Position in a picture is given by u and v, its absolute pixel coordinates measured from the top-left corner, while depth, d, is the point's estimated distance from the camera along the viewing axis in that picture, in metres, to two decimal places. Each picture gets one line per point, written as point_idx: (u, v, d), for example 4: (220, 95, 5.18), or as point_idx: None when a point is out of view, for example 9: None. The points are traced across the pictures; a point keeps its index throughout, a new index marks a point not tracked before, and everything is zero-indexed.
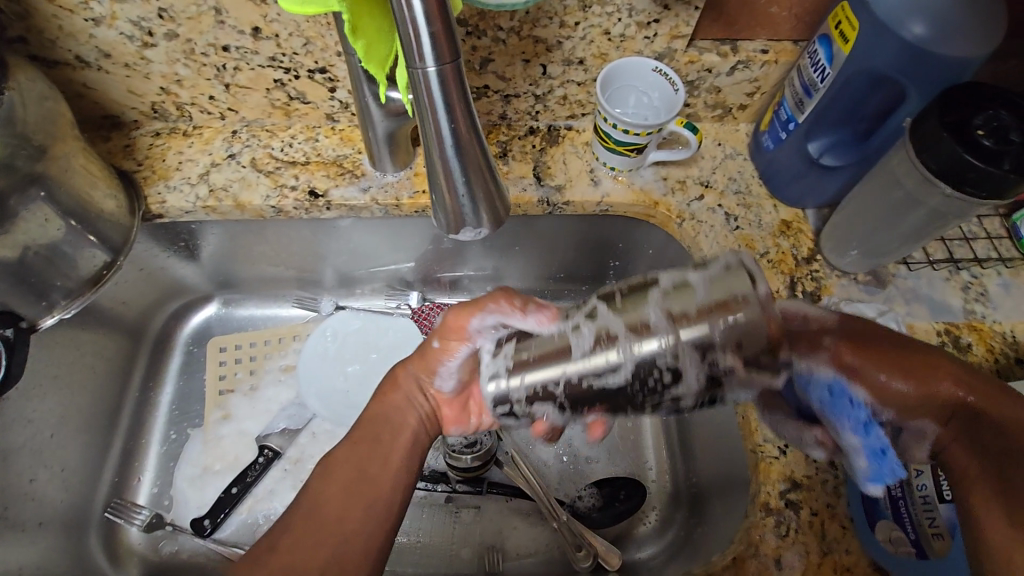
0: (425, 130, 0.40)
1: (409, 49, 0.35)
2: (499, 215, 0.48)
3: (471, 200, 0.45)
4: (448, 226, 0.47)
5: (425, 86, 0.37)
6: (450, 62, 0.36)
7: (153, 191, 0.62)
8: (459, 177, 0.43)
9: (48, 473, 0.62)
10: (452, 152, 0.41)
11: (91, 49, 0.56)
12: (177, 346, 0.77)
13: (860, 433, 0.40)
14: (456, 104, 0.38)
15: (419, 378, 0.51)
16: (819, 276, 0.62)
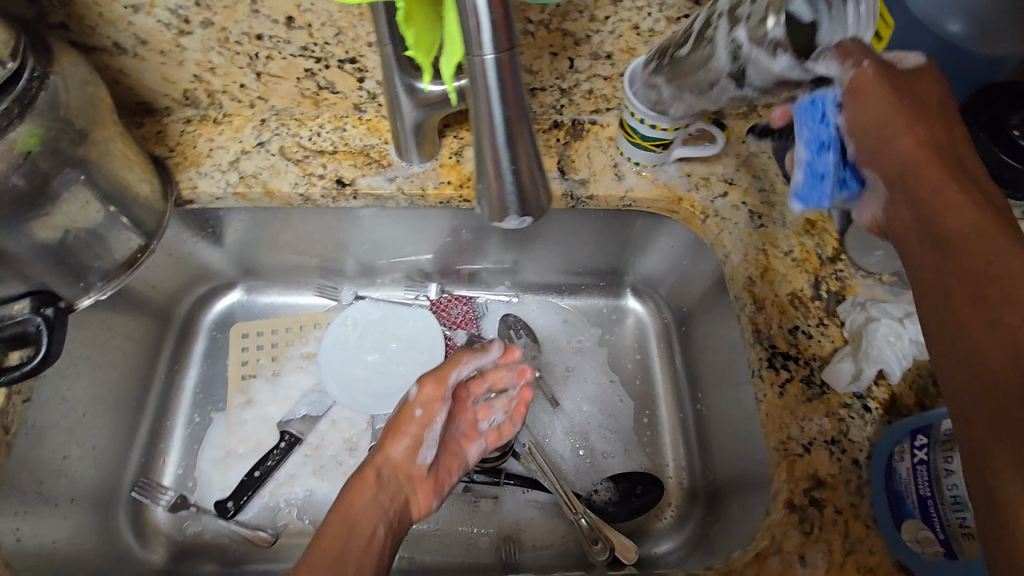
0: (477, 121, 0.38)
1: (468, 31, 0.33)
2: (544, 218, 0.45)
3: (518, 199, 0.42)
4: (492, 220, 0.44)
5: (482, 72, 0.35)
6: (508, 50, 0.34)
7: (185, 177, 0.63)
8: (508, 172, 0.40)
9: (80, 451, 0.64)
10: (503, 145, 0.39)
11: (129, 35, 0.57)
12: (202, 331, 0.79)
13: (811, 148, 0.45)
14: (511, 93, 0.36)
15: (391, 469, 0.58)
16: (843, 275, 0.61)
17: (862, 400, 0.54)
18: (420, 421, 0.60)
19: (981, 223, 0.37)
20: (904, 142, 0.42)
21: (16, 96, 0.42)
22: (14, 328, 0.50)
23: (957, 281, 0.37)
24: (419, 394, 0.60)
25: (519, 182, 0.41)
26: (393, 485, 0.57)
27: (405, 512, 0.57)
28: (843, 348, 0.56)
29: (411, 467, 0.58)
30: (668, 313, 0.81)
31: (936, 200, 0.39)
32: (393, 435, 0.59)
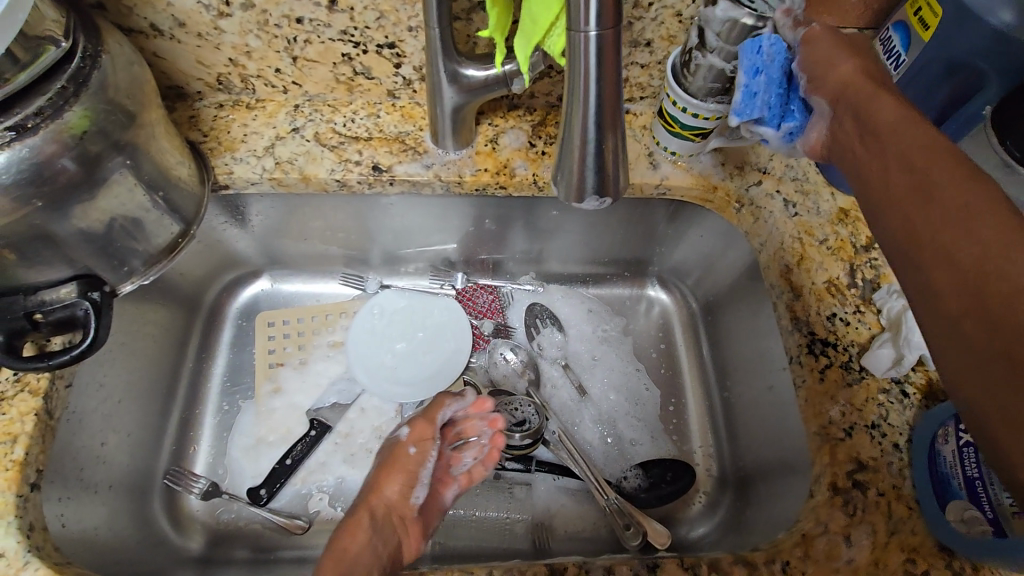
0: (571, 93, 0.41)
1: (575, 11, 0.36)
2: (621, 191, 0.48)
3: (598, 172, 0.45)
4: (569, 195, 0.48)
5: (583, 50, 0.38)
6: (610, 28, 0.37)
7: (221, 162, 0.62)
8: (592, 146, 0.44)
9: (115, 438, 0.64)
10: (593, 118, 0.42)
11: (168, 17, 0.56)
12: (228, 319, 0.78)
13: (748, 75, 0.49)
14: (608, 70, 0.39)
15: (385, 502, 0.59)
16: (878, 264, 0.62)
17: (900, 386, 0.55)
18: (412, 460, 0.62)
19: (908, 122, 0.39)
20: (840, 70, 0.45)
21: (70, 75, 0.44)
22: (63, 312, 0.49)
23: (902, 178, 0.37)
24: (411, 435, 0.64)
25: (601, 155, 0.44)
26: (388, 521, 0.58)
27: (398, 550, 0.57)
28: (881, 335, 0.57)
29: (405, 506, 0.60)
30: (694, 302, 0.82)
31: (867, 114, 0.41)
32: (386, 476, 0.61)
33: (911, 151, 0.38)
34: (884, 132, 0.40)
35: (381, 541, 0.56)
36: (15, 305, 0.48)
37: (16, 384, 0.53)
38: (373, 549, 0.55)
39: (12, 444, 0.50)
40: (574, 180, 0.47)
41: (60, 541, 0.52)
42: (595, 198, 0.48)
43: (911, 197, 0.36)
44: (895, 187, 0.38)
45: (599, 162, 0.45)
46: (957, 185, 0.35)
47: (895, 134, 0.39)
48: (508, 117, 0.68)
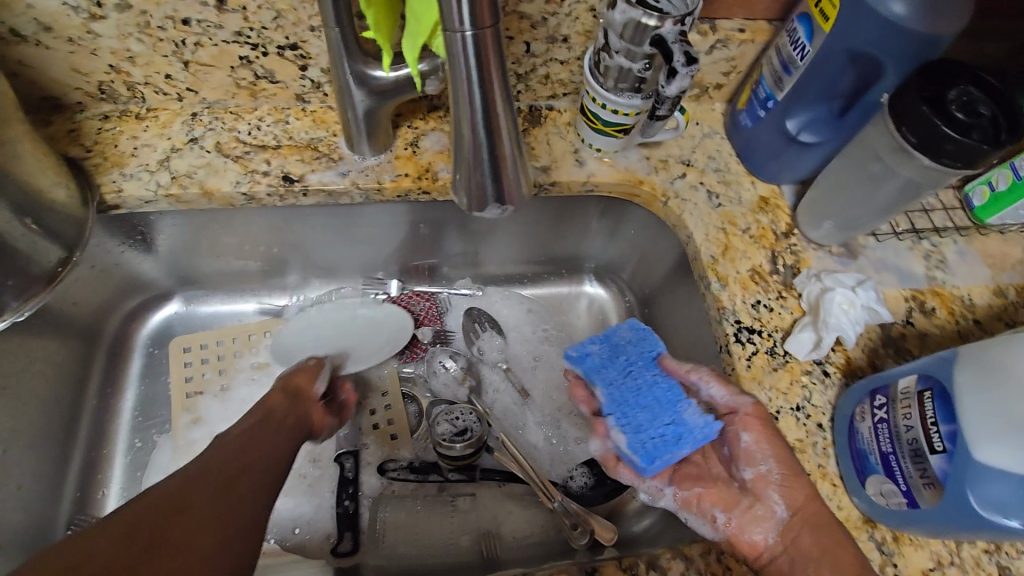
0: (456, 95, 0.39)
1: (448, 10, 0.34)
2: (523, 196, 0.47)
3: (496, 177, 0.44)
4: (471, 203, 0.45)
5: (461, 50, 0.36)
6: (488, 26, 0.36)
7: (107, 179, 0.57)
8: (487, 152, 0.42)
9: (5, 492, 0.57)
10: (484, 123, 0.40)
11: (30, 21, 0.50)
12: (137, 348, 0.72)
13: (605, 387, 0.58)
14: (491, 71, 0.38)
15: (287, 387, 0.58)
16: (797, 250, 0.64)
17: (821, 366, 0.57)
18: (311, 370, 0.62)
19: (815, 498, 0.50)
20: (789, 489, 0.50)
21: None
22: None
23: None
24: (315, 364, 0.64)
25: (497, 160, 0.43)
26: (298, 398, 0.56)
27: (304, 414, 0.55)
28: (802, 319, 0.59)
29: (305, 391, 0.59)
30: (630, 296, 0.82)
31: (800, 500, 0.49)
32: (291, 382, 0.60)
33: (818, 543, 0.48)
34: (815, 511, 0.49)
35: (292, 409, 0.55)
36: None
37: None
38: (288, 408, 0.54)
39: None
40: (473, 187, 0.45)
41: None
42: (496, 206, 0.46)
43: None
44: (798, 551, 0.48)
45: (496, 168, 0.43)
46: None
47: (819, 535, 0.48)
48: (429, 119, 0.65)
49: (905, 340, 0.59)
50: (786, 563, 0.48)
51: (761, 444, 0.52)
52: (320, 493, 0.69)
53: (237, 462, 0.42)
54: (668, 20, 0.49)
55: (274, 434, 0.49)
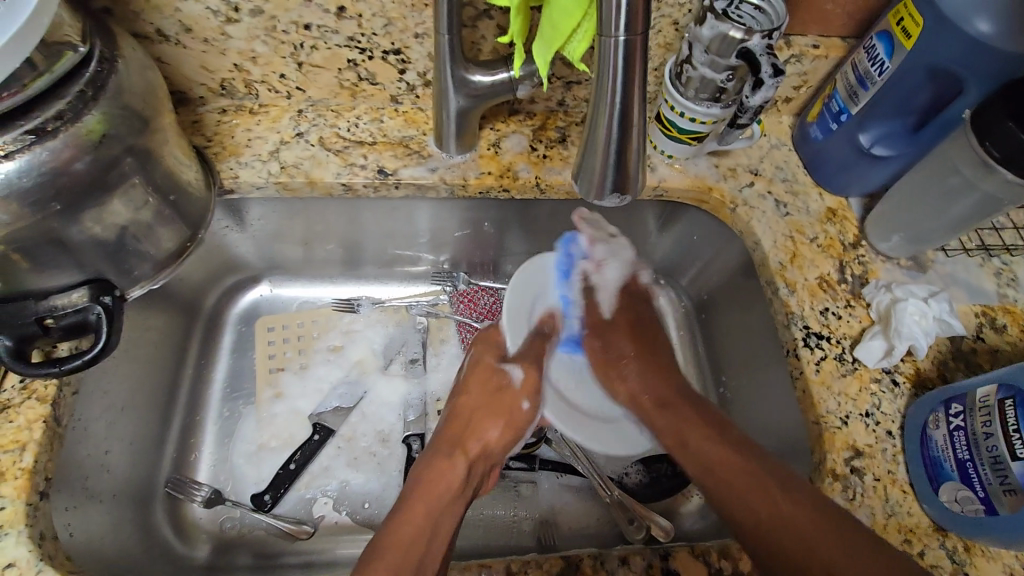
0: (598, 94, 0.43)
1: (606, 16, 0.38)
2: (640, 188, 0.51)
3: (620, 170, 0.48)
4: (591, 192, 0.51)
5: (612, 54, 0.40)
6: (639, 33, 0.39)
7: (225, 166, 0.63)
8: (615, 145, 0.46)
9: (118, 446, 0.63)
10: (617, 119, 0.44)
11: (175, 22, 0.56)
12: (227, 325, 0.77)
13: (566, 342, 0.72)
14: (634, 73, 0.41)
15: (484, 433, 0.66)
16: (865, 260, 0.65)
17: (891, 375, 0.58)
18: (525, 416, 0.68)
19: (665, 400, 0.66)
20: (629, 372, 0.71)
21: (88, 79, 0.44)
22: (74, 317, 0.49)
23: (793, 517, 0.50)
24: (515, 357, 0.70)
25: (623, 155, 0.47)
26: (483, 466, 0.64)
27: (478, 491, 0.63)
28: (871, 328, 0.61)
29: (497, 453, 0.66)
30: (687, 301, 0.83)
31: (647, 336, 0.74)
32: (482, 410, 0.68)
33: (664, 367, 0.71)
34: (657, 342, 0.74)
35: (473, 477, 0.62)
36: (24, 310, 0.47)
37: (22, 391, 0.52)
38: (468, 485, 0.60)
39: (20, 452, 0.50)
40: (596, 177, 0.50)
41: (71, 550, 0.51)
42: (615, 196, 0.51)
43: (663, 403, 0.66)
44: (657, 373, 0.70)
45: (620, 162, 0.48)
46: (703, 411, 0.63)
47: (658, 355, 0.72)
48: (510, 122, 0.69)
49: (976, 354, 0.59)
50: (653, 396, 0.67)
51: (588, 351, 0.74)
52: (388, 472, 0.71)
53: (405, 534, 0.52)
54: (755, 34, 0.52)
55: (455, 491, 0.59)
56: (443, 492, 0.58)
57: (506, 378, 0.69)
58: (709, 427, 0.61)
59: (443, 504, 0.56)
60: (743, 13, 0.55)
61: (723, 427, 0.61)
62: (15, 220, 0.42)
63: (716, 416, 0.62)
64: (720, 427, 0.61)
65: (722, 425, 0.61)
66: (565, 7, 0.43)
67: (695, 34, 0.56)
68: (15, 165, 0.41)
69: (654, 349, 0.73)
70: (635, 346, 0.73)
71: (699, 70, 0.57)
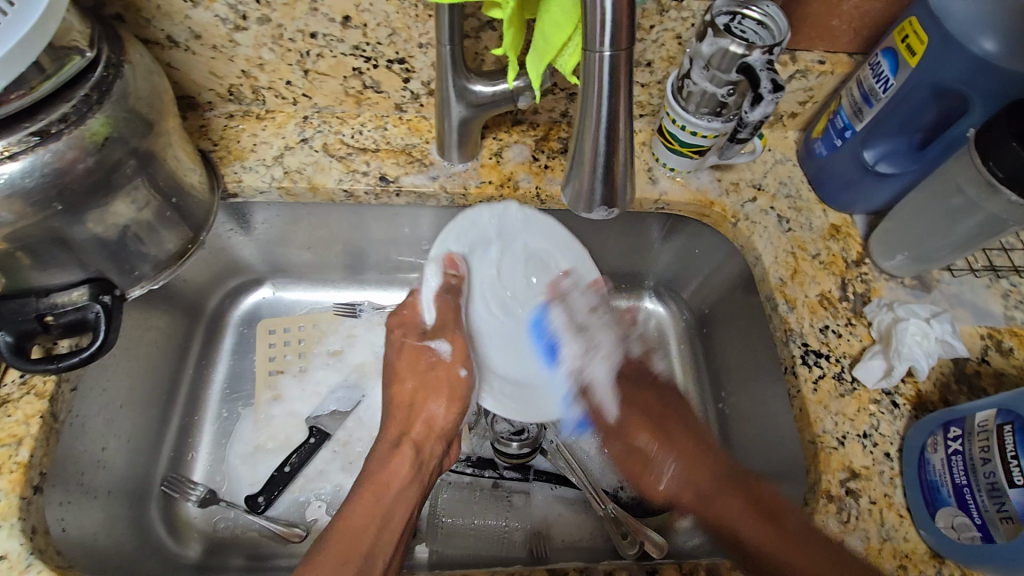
0: (584, 109, 0.44)
1: (591, 33, 0.39)
2: (627, 203, 0.50)
3: (608, 184, 0.48)
4: (580, 204, 0.50)
5: (598, 68, 0.40)
6: (624, 49, 0.40)
7: (230, 170, 0.64)
8: (603, 159, 0.46)
9: (116, 443, 0.64)
10: (605, 133, 0.44)
11: (184, 29, 0.58)
12: (230, 326, 0.79)
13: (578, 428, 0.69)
14: (620, 89, 0.42)
15: (433, 409, 0.62)
16: (867, 278, 0.65)
17: (891, 396, 0.57)
18: (464, 384, 0.62)
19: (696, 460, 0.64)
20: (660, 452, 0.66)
21: (94, 83, 0.45)
22: (74, 315, 0.50)
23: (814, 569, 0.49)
24: (438, 330, 0.63)
25: (610, 167, 0.47)
26: (429, 448, 0.61)
27: (433, 478, 0.61)
28: (872, 347, 0.60)
29: (450, 432, 0.63)
30: (689, 315, 0.82)
31: (670, 414, 0.68)
32: (422, 391, 0.63)
33: (699, 447, 0.65)
34: (671, 422, 0.67)
35: (422, 466, 0.59)
36: (25, 307, 0.48)
37: (22, 386, 0.53)
38: (415, 475, 0.58)
39: (16, 446, 0.50)
40: (583, 191, 0.49)
41: (62, 545, 0.52)
42: (603, 209, 0.50)
43: (733, 481, 0.60)
44: (691, 474, 0.63)
45: (608, 174, 0.47)
46: (744, 488, 0.58)
47: (692, 435, 0.66)
48: (513, 132, 0.70)
49: (980, 377, 0.58)
50: (698, 487, 0.62)
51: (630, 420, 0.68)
52: None
53: (354, 523, 0.53)
54: (756, 49, 0.52)
55: (400, 474, 0.57)
56: (393, 486, 0.56)
57: (435, 354, 0.63)
58: (760, 510, 0.55)
59: (392, 496, 0.56)
60: (746, 29, 0.55)
61: (775, 514, 0.54)
62: (17, 219, 0.43)
63: (761, 496, 0.56)
64: (761, 508, 0.55)
65: (763, 501, 0.56)
66: (557, 20, 0.44)
67: (695, 51, 0.57)
68: (19, 165, 0.42)
69: (682, 420, 0.67)
70: (654, 438, 0.67)
71: (699, 86, 0.58)
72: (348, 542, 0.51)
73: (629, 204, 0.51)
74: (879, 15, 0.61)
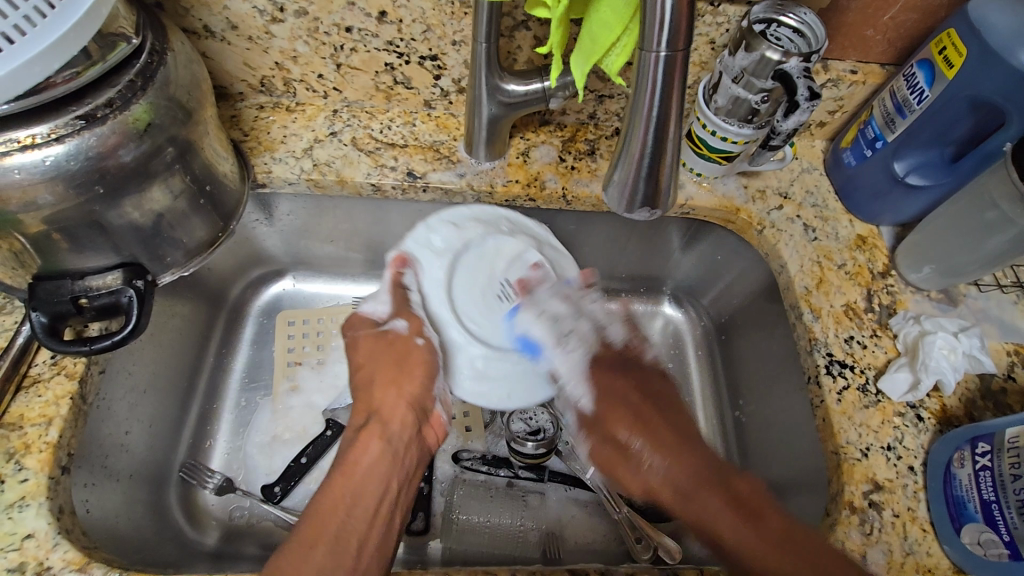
0: (635, 109, 0.44)
1: (649, 31, 0.39)
2: (670, 204, 0.51)
3: (651, 183, 0.48)
4: (621, 204, 0.51)
5: (652, 67, 0.40)
6: (681, 50, 0.40)
7: (260, 161, 0.65)
8: (648, 160, 0.46)
9: (139, 427, 0.64)
10: (653, 134, 0.45)
11: (222, 19, 0.58)
12: (250, 316, 0.79)
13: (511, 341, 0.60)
14: (673, 89, 0.42)
15: (392, 390, 0.58)
16: (893, 290, 0.64)
17: (915, 409, 0.57)
18: (423, 352, 0.58)
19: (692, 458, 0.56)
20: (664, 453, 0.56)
21: (138, 70, 0.46)
22: (108, 298, 0.51)
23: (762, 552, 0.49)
24: (394, 310, 0.60)
25: (656, 168, 0.47)
26: (396, 430, 0.57)
27: (414, 449, 0.58)
28: (897, 359, 0.59)
29: (422, 399, 0.59)
30: (708, 321, 0.82)
31: (640, 389, 0.60)
32: (377, 368, 0.59)
33: (684, 440, 0.57)
34: (650, 411, 0.59)
35: (392, 451, 0.55)
36: (61, 289, 0.49)
37: (53, 367, 0.54)
38: (375, 461, 0.54)
39: (47, 426, 0.51)
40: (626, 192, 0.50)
41: (87, 526, 0.52)
42: (646, 210, 0.51)
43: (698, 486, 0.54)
44: (678, 449, 0.56)
45: (654, 175, 0.47)
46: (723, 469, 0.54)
47: (681, 432, 0.57)
48: (540, 132, 0.70)
49: (1006, 394, 0.58)
50: (653, 446, 0.57)
51: (642, 438, 0.57)
52: None
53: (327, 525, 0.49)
54: (793, 57, 0.52)
55: (357, 456, 0.54)
56: (361, 467, 0.53)
57: (390, 329, 0.59)
58: (740, 512, 0.51)
59: (358, 481, 0.52)
60: (782, 35, 0.54)
61: (755, 511, 0.51)
62: (59, 201, 0.44)
63: (739, 491, 0.53)
64: (741, 506, 0.52)
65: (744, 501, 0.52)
66: (607, 20, 0.44)
67: (733, 56, 0.56)
68: (64, 148, 0.42)
69: (674, 419, 0.58)
70: (636, 431, 0.58)
71: (734, 92, 0.57)
72: (317, 543, 0.48)
73: (670, 207, 0.52)
74: (915, 26, 0.61)
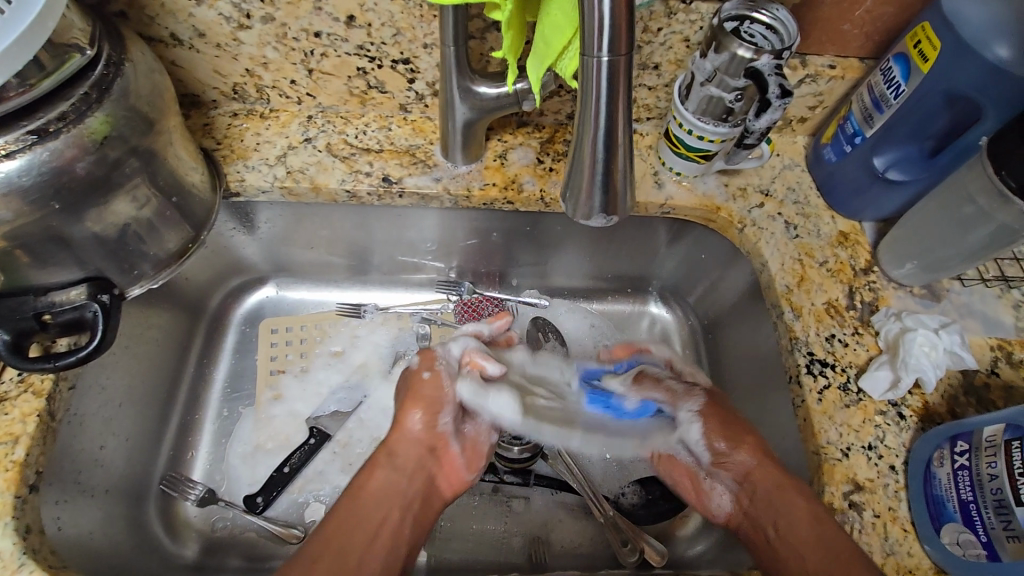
0: (583, 115, 0.43)
1: (589, 36, 0.38)
2: (628, 208, 0.50)
3: (606, 189, 0.47)
4: (578, 211, 0.50)
5: (595, 73, 0.40)
6: (623, 55, 0.39)
7: (233, 169, 0.64)
8: (601, 166, 0.46)
9: (114, 441, 0.64)
10: (603, 139, 0.44)
11: (188, 27, 0.58)
12: (231, 324, 0.78)
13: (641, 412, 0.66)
14: (618, 95, 0.41)
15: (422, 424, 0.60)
16: (875, 287, 0.64)
17: (897, 408, 0.56)
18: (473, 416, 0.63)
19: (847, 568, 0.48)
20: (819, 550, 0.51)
21: (94, 82, 0.45)
22: (72, 313, 0.50)
23: None
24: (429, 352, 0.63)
25: (610, 174, 0.46)
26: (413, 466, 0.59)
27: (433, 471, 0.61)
28: (879, 357, 0.59)
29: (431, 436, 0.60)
30: (694, 320, 0.81)
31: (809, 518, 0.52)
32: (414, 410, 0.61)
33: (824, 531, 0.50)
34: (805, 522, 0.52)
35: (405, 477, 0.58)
36: (24, 305, 0.48)
37: (20, 385, 0.53)
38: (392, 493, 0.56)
39: (13, 444, 0.51)
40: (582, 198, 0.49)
41: (57, 544, 0.52)
42: (603, 216, 0.50)
43: None
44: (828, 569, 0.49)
45: (608, 181, 0.47)
46: None
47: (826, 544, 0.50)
48: (518, 134, 0.69)
49: (989, 390, 0.57)
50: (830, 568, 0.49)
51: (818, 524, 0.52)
52: None
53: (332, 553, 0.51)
54: (764, 53, 0.51)
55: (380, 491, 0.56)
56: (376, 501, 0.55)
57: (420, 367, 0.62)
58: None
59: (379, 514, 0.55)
60: (754, 33, 0.54)
61: None
62: (16, 218, 0.43)
63: None
64: None
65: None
66: (560, 24, 0.43)
67: (706, 56, 0.55)
68: (17, 164, 0.42)
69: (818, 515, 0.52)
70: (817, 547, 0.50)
71: (708, 91, 0.57)
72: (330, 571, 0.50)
73: (629, 210, 0.51)
74: (892, 20, 0.60)
